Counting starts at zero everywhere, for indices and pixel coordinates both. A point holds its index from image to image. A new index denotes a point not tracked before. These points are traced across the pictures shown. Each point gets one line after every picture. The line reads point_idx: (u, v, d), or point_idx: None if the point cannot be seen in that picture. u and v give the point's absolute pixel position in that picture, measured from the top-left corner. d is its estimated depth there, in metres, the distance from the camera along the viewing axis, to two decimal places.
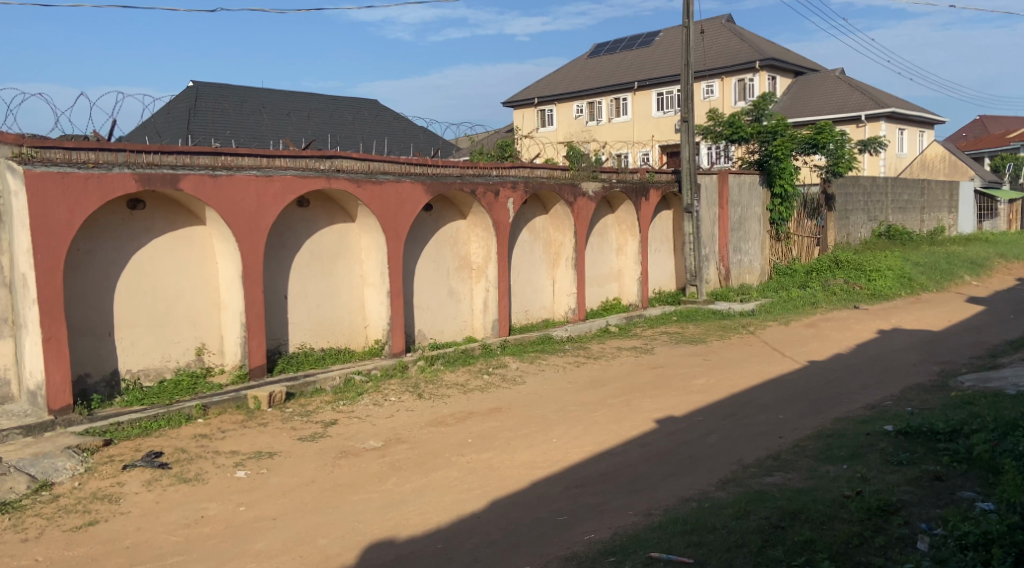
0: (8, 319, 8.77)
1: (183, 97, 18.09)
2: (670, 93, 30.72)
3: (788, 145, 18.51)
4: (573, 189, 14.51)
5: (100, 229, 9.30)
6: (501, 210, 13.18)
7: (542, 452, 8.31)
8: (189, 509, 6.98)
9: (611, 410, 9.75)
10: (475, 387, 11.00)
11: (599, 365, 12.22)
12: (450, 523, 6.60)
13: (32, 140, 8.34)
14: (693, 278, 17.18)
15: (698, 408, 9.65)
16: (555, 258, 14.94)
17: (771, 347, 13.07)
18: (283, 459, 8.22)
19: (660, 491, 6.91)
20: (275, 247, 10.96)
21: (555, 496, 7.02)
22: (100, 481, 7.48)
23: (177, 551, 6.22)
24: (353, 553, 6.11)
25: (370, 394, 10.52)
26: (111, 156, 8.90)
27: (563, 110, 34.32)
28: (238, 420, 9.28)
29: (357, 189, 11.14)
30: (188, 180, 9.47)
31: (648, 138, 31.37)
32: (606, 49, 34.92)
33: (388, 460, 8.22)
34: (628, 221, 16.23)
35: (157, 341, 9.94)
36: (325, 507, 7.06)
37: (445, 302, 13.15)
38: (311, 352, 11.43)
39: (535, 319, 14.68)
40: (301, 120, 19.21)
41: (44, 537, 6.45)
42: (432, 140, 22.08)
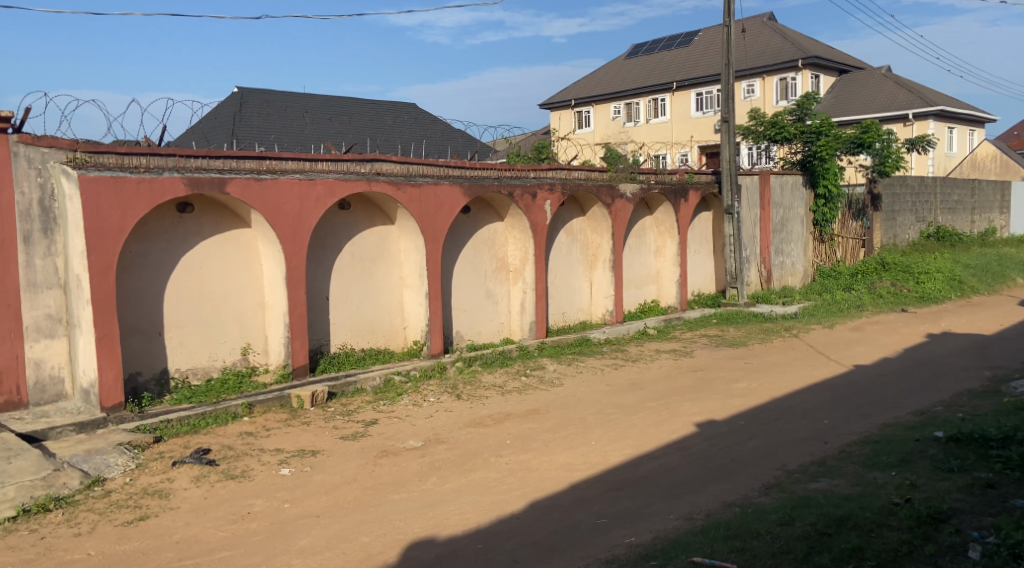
0: (62, 319, 9.00)
1: (228, 103, 18.45)
2: (710, 93, 30.47)
3: (832, 145, 18.24)
4: (611, 191, 14.48)
5: (150, 232, 9.53)
6: (538, 212, 13.21)
7: (581, 454, 8.31)
8: (235, 505, 7.12)
9: (650, 413, 9.73)
10: (513, 389, 11.05)
11: (638, 368, 12.19)
12: (491, 523, 6.65)
13: (86, 146, 8.65)
14: (734, 280, 17.03)
15: (740, 412, 9.58)
16: (593, 259, 14.92)
17: (814, 350, 12.90)
18: (326, 457, 8.34)
19: (702, 495, 6.88)
20: (317, 249, 11.12)
21: (595, 498, 7.03)
22: (150, 477, 7.66)
23: (223, 547, 6.35)
24: (395, 552, 6.18)
25: (410, 394, 10.64)
26: (161, 160, 9.13)
27: (600, 111, 34.26)
28: (281, 419, 9.45)
29: (397, 192, 11.26)
30: (235, 184, 9.65)
31: (687, 139, 31.14)
32: (644, 49, 34.79)
33: (428, 460, 8.30)
34: (667, 222, 16.17)
35: (205, 341, 10.15)
36: (366, 505, 7.15)
37: (483, 304, 13.22)
38: (351, 353, 11.57)
39: (572, 321, 14.67)
40: (342, 124, 19.46)
41: (97, 531, 6.60)
42: (470, 142, 22.22)
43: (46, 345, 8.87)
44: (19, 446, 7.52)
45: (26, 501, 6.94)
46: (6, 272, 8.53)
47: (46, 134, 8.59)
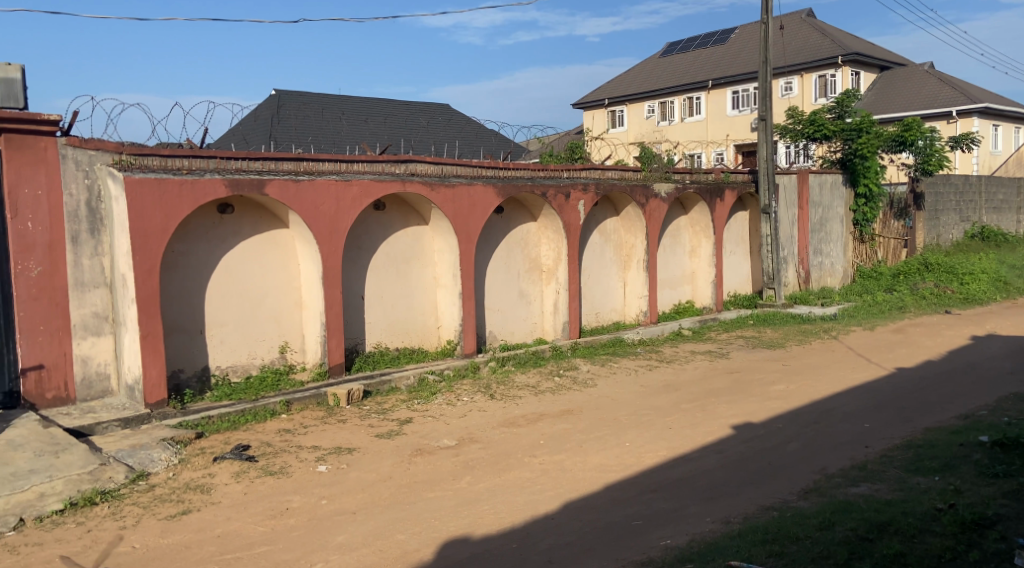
0: (108, 317, 9.24)
1: (266, 105, 18.75)
2: (746, 91, 30.17)
3: (873, 143, 18.04)
4: (644, 191, 14.47)
5: (193, 232, 9.75)
6: (572, 212, 13.25)
7: (615, 456, 8.34)
8: (275, 501, 7.27)
9: (685, 414, 9.71)
10: (547, 389, 11.12)
11: (673, 369, 12.16)
12: (525, 523, 6.71)
13: (131, 149, 8.91)
14: (771, 281, 16.88)
15: (777, 415, 9.53)
16: (626, 260, 14.91)
17: (854, 353, 12.76)
18: (361, 455, 8.47)
19: (738, 499, 6.87)
20: (353, 249, 11.28)
21: (629, 500, 7.06)
22: (192, 472, 7.84)
23: (263, 542, 6.48)
24: (431, 550, 6.26)
25: (443, 393, 10.75)
26: (203, 163, 9.33)
27: (634, 110, 34.13)
28: (318, 416, 9.63)
29: (431, 192, 11.38)
30: (273, 186, 9.84)
31: (723, 138, 30.93)
32: (679, 47, 34.59)
33: (462, 459, 8.39)
34: (702, 222, 16.08)
35: (245, 339, 10.35)
36: (402, 503, 7.26)
37: (517, 303, 13.29)
38: (386, 352, 11.71)
39: (605, 321, 14.67)
40: (377, 125, 19.65)
41: (141, 524, 6.74)
42: (504, 143, 22.29)
43: (93, 342, 9.11)
44: (67, 441, 7.68)
45: (74, 494, 7.07)
46: (55, 271, 8.79)
47: (93, 138, 8.84)
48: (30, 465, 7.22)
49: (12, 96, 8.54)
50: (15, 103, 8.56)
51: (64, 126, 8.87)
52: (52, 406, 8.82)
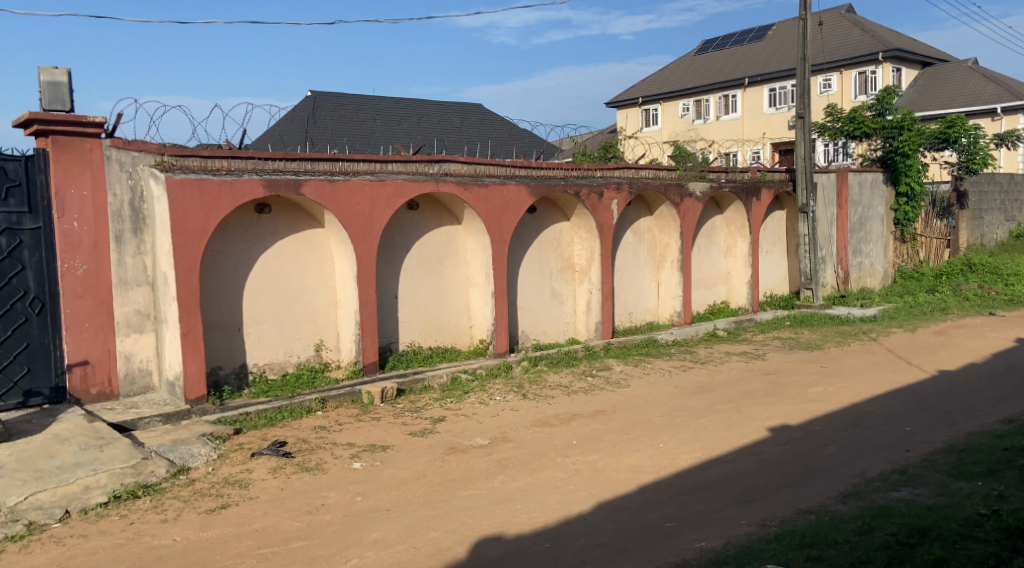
0: (150, 314, 9.43)
1: (302, 106, 18.99)
2: (783, 89, 29.83)
3: (915, 141, 17.77)
4: (679, 189, 14.39)
5: (231, 231, 9.91)
6: (605, 212, 13.23)
7: (649, 457, 8.32)
8: (311, 497, 7.37)
9: (720, 416, 9.65)
10: (580, 389, 11.12)
11: (708, 370, 12.09)
12: (558, 523, 6.73)
13: (172, 150, 9.04)
14: (808, 281, 16.70)
15: (815, 418, 9.43)
16: (660, 260, 14.84)
17: (893, 355, 12.58)
18: (396, 452, 8.55)
19: (775, 502, 6.82)
20: (387, 249, 11.38)
21: (663, 502, 7.03)
22: (231, 467, 7.97)
23: (299, 537, 6.57)
24: (464, 548, 6.30)
25: (475, 392, 10.79)
26: (241, 163, 9.47)
27: (669, 108, 33.96)
28: (353, 414, 9.74)
29: (464, 192, 11.43)
30: (309, 186, 9.96)
31: (759, 136, 30.63)
32: (715, 45, 34.35)
33: (495, 458, 8.42)
34: (737, 222, 15.94)
35: (281, 337, 10.50)
36: (435, 501, 7.31)
37: (549, 303, 13.31)
38: (419, 351, 11.80)
39: (639, 322, 14.63)
40: (411, 125, 19.80)
41: (182, 518, 6.86)
42: (536, 142, 22.32)
43: (135, 339, 9.30)
44: (111, 435, 7.86)
45: (117, 488, 7.20)
46: (99, 270, 8.99)
47: (135, 139, 8.99)
48: (75, 458, 7.40)
49: (58, 99, 8.74)
50: (61, 105, 8.75)
51: (108, 128, 9.07)
52: (97, 401, 9.03)
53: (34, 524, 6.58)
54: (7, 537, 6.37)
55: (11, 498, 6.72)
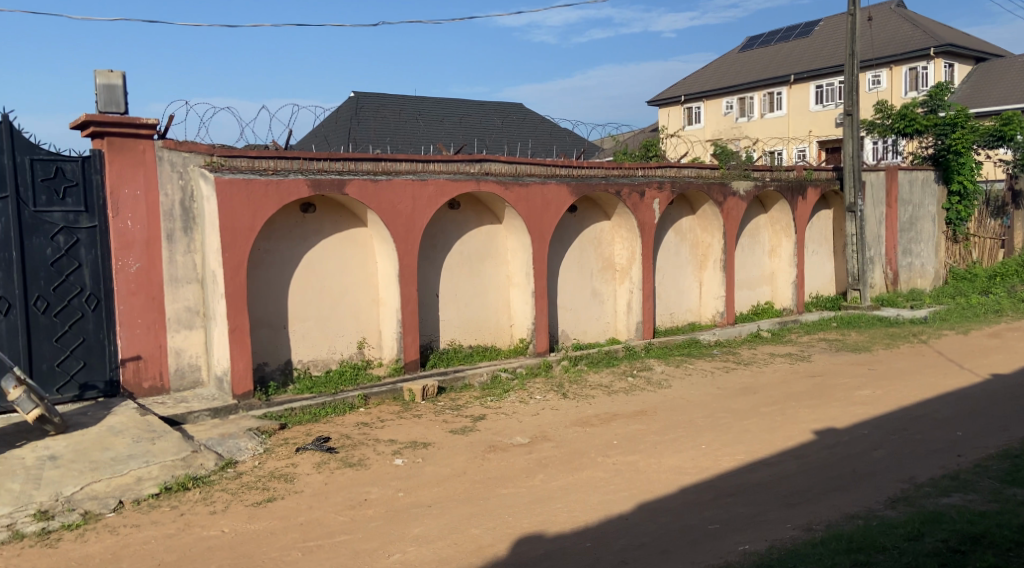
0: (199, 312, 9.62)
1: (345, 107, 19.23)
2: (831, 85, 29.35)
3: (968, 138, 17.41)
4: (722, 189, 14.26)
5: (277, 230, 10.08)
6: (647, 211, 13.17)
7: (691, 458, 8.27)
8: (354, 492, 7.46)
9: (764, 418, 9.55)
10: (621, 389, 11.08)
11: (751, 371, 11.96)
12: (599, 522, 6.72)
13: (221, 151, 9.26)
14: (856, 282, 16.42)
15: (862, 421, 9.27)
16: (702, 259, 14.72)
17: (945, 358, 12.31)
18: (437, 450, 8.62)
19: (821, 506, 6.73)
20: (429, 248, 11.48)
21: (706, 503, 6.98)
22: (276, 461, 8.11)
23: (343, 531, 6.67)
24: (505, 545, 6.33)
25: (515, 391, 10.82)
26: (288, 163, 9.63)
27: (712, 106, 33.66)
28: (395, 411, 9.85)
29: (505, 191, 11.47)
30: (353, 185, 10.09)
31: (805, 134, 30.18)
32: (760, 42, 33.95)
33: (535, 457, 8.44)
34: (782, 222, 15.73)
35: (325, 334, 10.64)
36: (476, 498, 7.35)
37: (589, 303, 13.28)
38: (459, 349, 11.87)
39: (680, 322, 14.52)
40: (452, 125, 19.93)
41: (230, 510, 7.00)
42: (577, 141, 22.29)
43: (185, 335, 9.51)
44: (162, 428, 8.05)
45: (168, 480, 7.37)
46: (151, 268, 9.21)
47: (187, 140, 9.22)
48: (128, 450, 7.59)
49: (113, 101, 8.96)
50: (116, 108, 8.97)
51: (161, 129, 9.29)
52: (149, 395, 9.25)
53: (89, 513, 6.76)
54: (64, 525, 6.54)
55: (68, 488, 6.92)
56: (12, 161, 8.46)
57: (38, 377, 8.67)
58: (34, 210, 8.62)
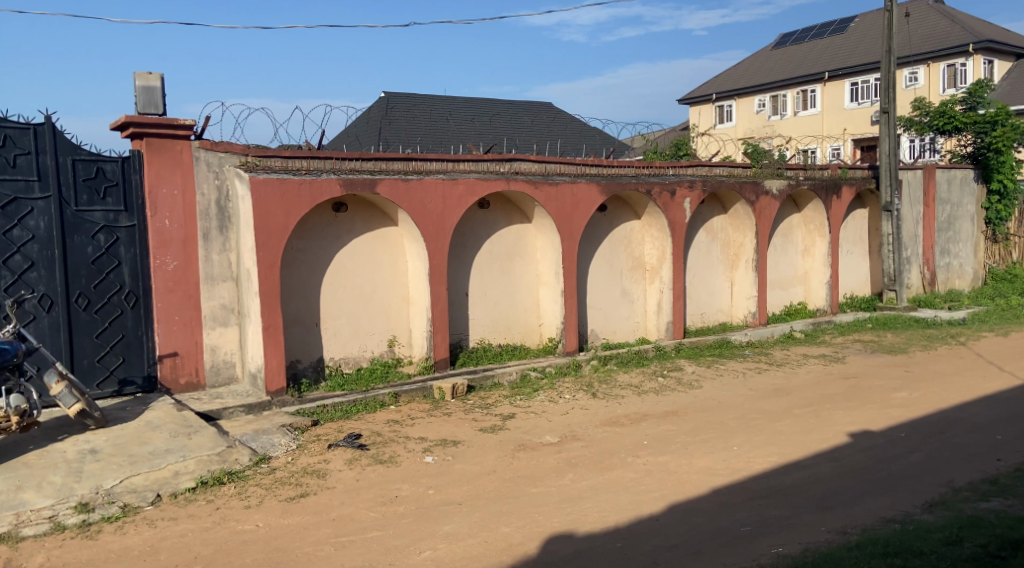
0: (234, 309, 9.75)
1: (376, 106, 19.36)
2: (866, 83, 28.92)
3: (1009, 136, 17.08)
4: (755, 187, 14.14)
5: (310, 229, 10.19)
6: (677, 210, 13.10)
7: (723, 459, 8.21)
8: (385, 489, 7.52)
9: (797, 420, 9.46)
10: (651, 389, 11.04)
11: (784, 373, 11.84)
12: (630, 523, 6.71)
13: (256, 151, 9.45)
14: (892, 282, 16.18)
15: (898, 424, 9.14)
16: (734, 259, 14.61)
17: (984, 360, 12.09)
18: (467, 448, 8.65)
19: (856, 509, 6.66)
20: (458, 247, 11.53)
21: (739, 505, 6.94)
22: (309, 457, 8.19)
23: (375, 527, 6.72)
24: (535, 544, 6.34)
25: (545, 391, 10.82)
26: (320, 163, 9.75)
27: (744, 104, 33.38)
28: (425, 408, 9.91)
29: (535, 191, 11.49)
30: (384, 185, 10.17)
31: (839, 132, 29.79)
32: (793, 39, 33.59)
33: (565, 457, 8.44)
34: (816, 221, 15.56)
35: (356, 332, 10.73)
36: (506, 497, 7.38)
37: (619, 302, 13.24)
38: (489, 348, 11.90)
39: (711, 322, 14.42)
40: (482, 124, 19.97)
41: (264, 505, 7.09)
42: (607, 141, 22.22)
43: (221, 332, 9.64)
44: (198, 424, 8.19)
45: (205, 474, 7.49)
46: (188, 266, 9.36)
47: (223, 141, 9.37)
48: (166, 445, 7.72)
49: (152, 103, 9.12)
50: (154, 109, 9.13)
51: (198, 129, 9.43)
52: (185, 390, 9.41)
53: (129, 505, 6.88)
54: (104, 517, 6.67)
55: (108, 481, 7.05)
56: (55, 161, 8.63)
57: (79, 373, 8.82)
58: (75, 209, 8.78)
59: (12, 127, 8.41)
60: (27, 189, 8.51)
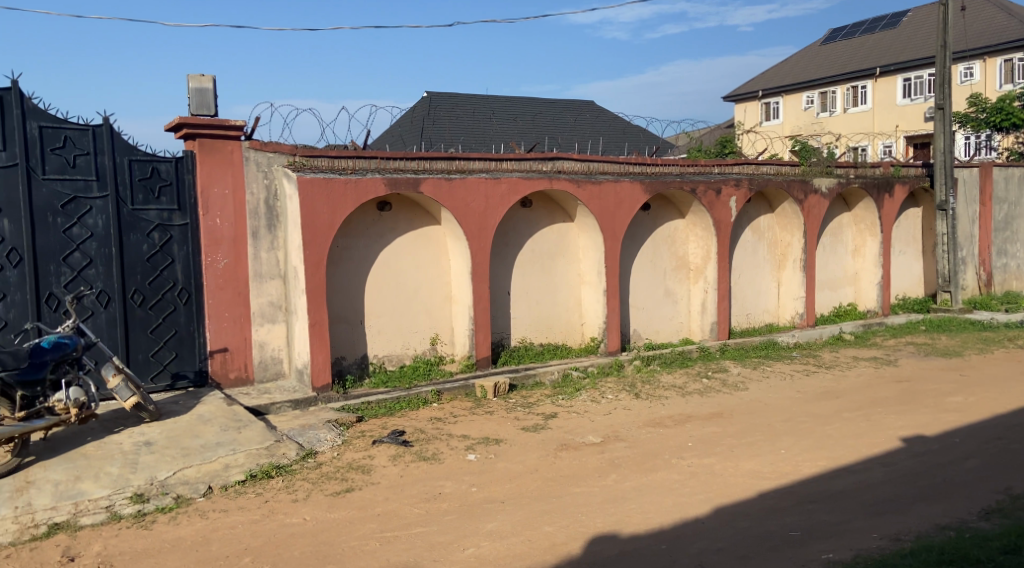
0: (282, 306, 9.90)
1: (419, 107, 19.49)
2: (919, 78, 28.20)
3: None
4: (803, 186, 13.93)
5: (355, 228, 10.30)
6: (723, 209, 12.96)
7: (769, 462, 8.11)
8: (428, 485, 7.57)
9: (847, 424, 9.29)
10: (695, 390, 10.94)
11: (833, 376, 11.63)
12: (675, 525, 6.65)
13: (304, 151, 9.50)
14: (946, 283, 15.81)
15: (953, 429, 8.93)
16: (781, 259, 14.40)
17: None
18: (509, 446, 8.66)
19: (909, 515, 6.52)
20: (501, 246, 11.56)
21: (787, 510, 6.84)
22: (354, 453, 8.28)
23: (419, 523, 6.77)
24: (579, 544, 6.33)
25: (587, 390, 10.79)
26: (366, 163, 9.82)
27: (792, 101, 32.91)
28: (468, 406, 9.95)
29: (577, 190, 11.46)
30: (428, 183, 10.24)
31: (891, 129, 29.20)
32: (843, 34, 33.00)
33: (608, 457, 8.40)
34: (867, 220, 15.27)
35: (400, 330, 10.82)
36: (549, 496, 7.37)
37: (662, 302, 13.15)
38: (530, 347, 11.90)
39: (757, 323, 14.24)
40: (524, 124, 19.97)
41: (311, 499, 7.18)
42: (651, 140, 22.06)
43: (269, 328, 9.79)
44: (247, 418, 8.34)
45: (254, 467, 7.61)
46: (238, 264, 9.52)
47: (272, 141, 9.49)
48: (217, 438, 7.87)
49: (204, 104, 9.28)
50: (207, 111, 9.30)
51: (248, 130, 9.58)
52: (234, 385, 9.58)
53: (181, 497, 7.03)
54: (158, 508, 6.83)
55: (162, 473, 7.21)
56: (112, 162, 8.84)
57: (134, 367, 9.04)
58: (132, 208, 8.99)
59: (71, 128, 8.63)
60: (86, 189, 8.73)
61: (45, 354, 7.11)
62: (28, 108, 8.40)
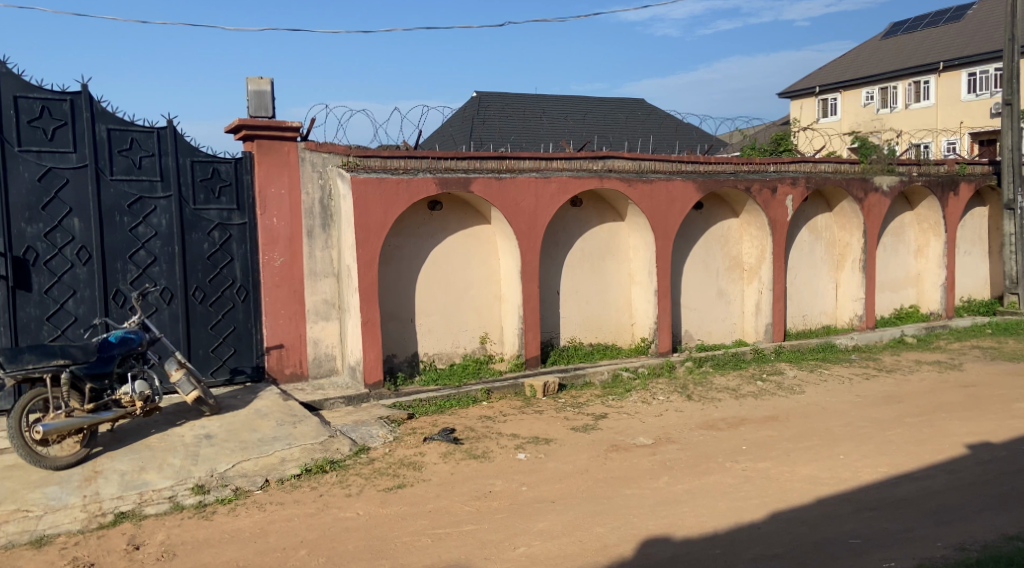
0: (335, 304, 10.02)
1: (468, 107, 19.57)
2: (985, 73, 27.34)
3: None
4: (863, 184, 13.62)
5: (406, 227, 10.39)
6: (778, 208, 12.73)
7: (826, 468, 7.94)
8: (479, 483, 7.59)
9: (909, 429, 9.05)
10: (749, 392, 10.77)
11: (894, 380, 11.33)
12: (729, 529, 6.55)
13: (357, 151, 9.58)
14: (1014, 285, 15.31)
15: (1021, 436, 8.63)
16: (839, 259, 14.09)
17: None
18: (559, 446, 8.64)
19: (974, 524, 6.33)
20: (551, 245, 11.54)
21: (846, 516, 6.69)
22: (405, 449, 8.35)
23: (470, 520, 6.79)
24: (630, 546, 6.27)
25: (638, 391, 10.70)
26: (417, 163, 9.87)
27: (850, 97, 32.26)
28: (518, 405, 9.95)
29: (628, 188, 11.38)
30: (479, 183, 10.26)
31: (955, 126, 28.42)
32: (905, 28, 32.19)
33: (659, 459, 8.33)
34: (931, 220, 14.86)
35: (450, 328, 10.87)
36: (600, 497, 7.33)
37: (715, 303, 12.98)
38: (580, 347, 11.86)
39: (814, 324, 13.97)
40: (574, 123, 19.91)
41: (364, 494, 7.26)
42: (703, 138, 21.80)
43: (322, 326, 9.93)
44: (302, 413, 8.47)
45: (309, 461, 7.72)
46: (294, 262, 9.68)
47: (326, 142, 9.61)
48: (274, 432, 8.02)
49: (262, 106, 9.46)
50: (265, 112, 9.48)
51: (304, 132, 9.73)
52: (289, 381, 9.73)
53: (240, 489, 7.16)
54: (218, 500, 6.97)
55: (221, 465, 7.35)
56: (176, 162, 9.07)
57: (194, 362, 9.23)
58: (193, 208, 9.19)
59: (138, 130, 8.86)
60: (151, 189, 8.95)
61: (112, 349, 7.32)
62: (98, 111, 8.64)
